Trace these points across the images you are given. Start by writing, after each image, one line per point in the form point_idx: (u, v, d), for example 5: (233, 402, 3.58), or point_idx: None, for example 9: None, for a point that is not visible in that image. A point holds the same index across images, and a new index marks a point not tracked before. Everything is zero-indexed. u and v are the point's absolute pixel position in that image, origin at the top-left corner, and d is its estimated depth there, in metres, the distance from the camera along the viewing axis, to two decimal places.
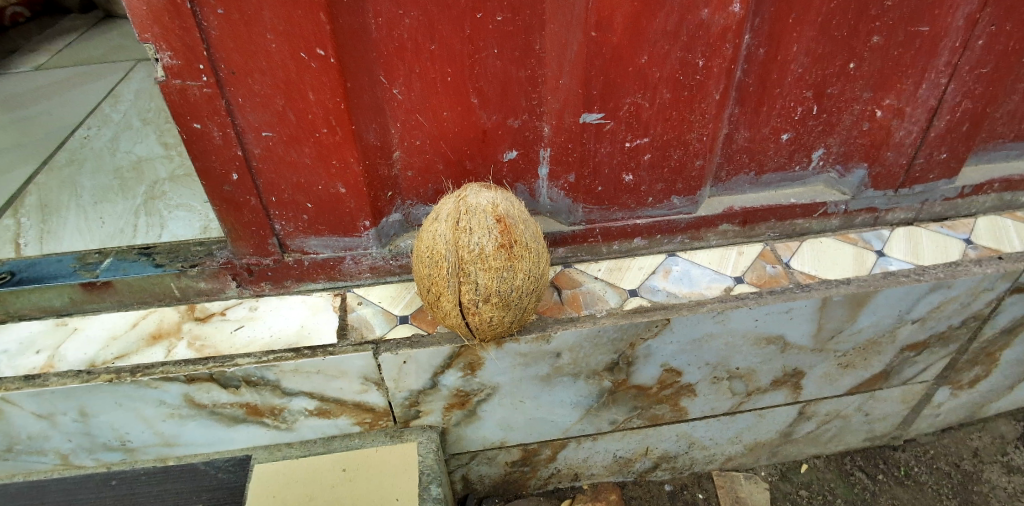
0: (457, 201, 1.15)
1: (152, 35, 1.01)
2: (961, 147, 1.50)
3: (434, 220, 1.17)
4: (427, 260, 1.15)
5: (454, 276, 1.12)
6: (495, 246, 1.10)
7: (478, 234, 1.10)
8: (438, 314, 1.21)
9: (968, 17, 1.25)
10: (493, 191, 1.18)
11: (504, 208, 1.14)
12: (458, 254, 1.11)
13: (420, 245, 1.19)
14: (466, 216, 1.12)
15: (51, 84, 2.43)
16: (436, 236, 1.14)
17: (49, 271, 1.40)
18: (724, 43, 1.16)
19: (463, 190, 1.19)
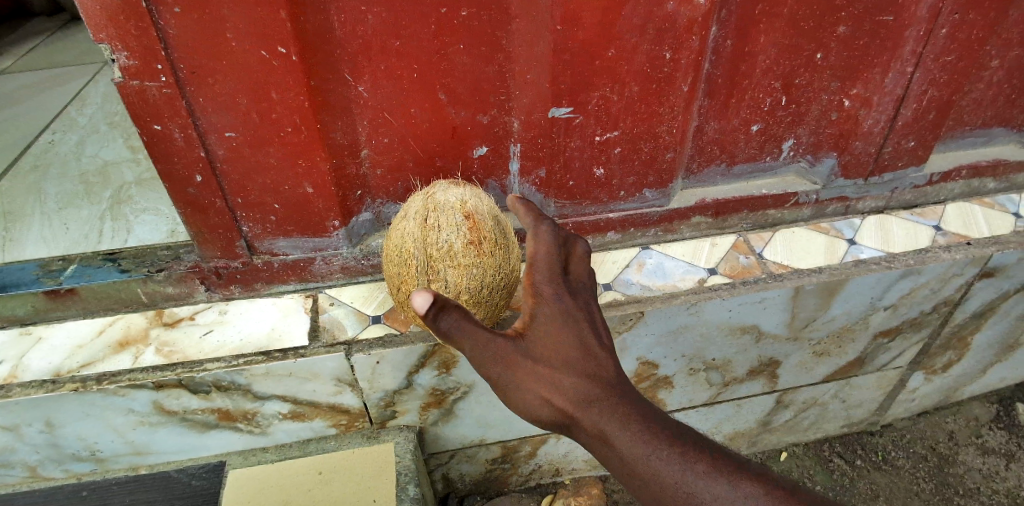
0: (424, 199, 1.15)
1: (107, 35, 0.98)
2: (928, 135, 1.52)
3: (401, 219, 1.16)
4: (395, 259, 1.14)
5: (424, 275, 1.10)
6: (464, 243, 1.10)
7: (447, 230, 1.10)
8: (409, 313, 1.19)
9: (931, 8, 1.26)
10: (462, 188, 1.17)
11: (473, 205, 1.14)
12: (427, 251, 1.10)
13: (389, 245, 1.17)
14: (434, 213, 1.12)
15: (14, 88, 2.37)
16: (404, 234, 1.13)
17: (11, 279, 1.36)
18: (691, 36, 1.16)
19: (431, 187, 1.18)
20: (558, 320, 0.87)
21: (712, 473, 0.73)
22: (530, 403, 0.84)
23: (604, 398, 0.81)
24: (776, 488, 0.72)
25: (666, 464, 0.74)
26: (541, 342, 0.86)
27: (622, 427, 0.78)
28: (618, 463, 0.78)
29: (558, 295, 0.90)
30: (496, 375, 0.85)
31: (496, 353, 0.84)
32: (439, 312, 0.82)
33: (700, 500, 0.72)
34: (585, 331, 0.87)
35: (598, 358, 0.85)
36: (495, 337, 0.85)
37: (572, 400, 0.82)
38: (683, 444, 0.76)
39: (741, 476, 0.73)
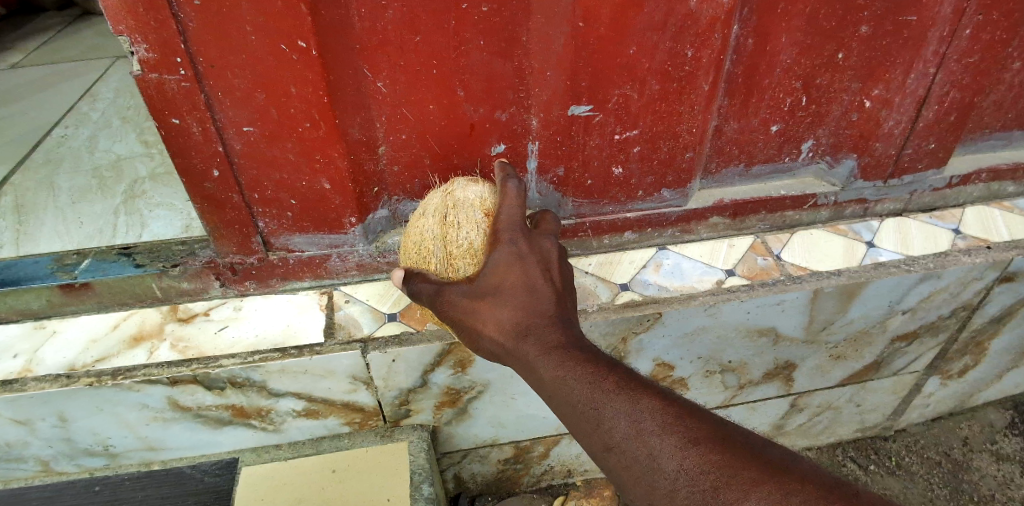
0: (444, 196, 1.16)
1: (126, 28, 0.98)
2: (949, 137, 1.50)
3: (420, 217, 1.16)
4: (414, 258, 1.13)
5: (442, 272, 1.09)
6: (483, 239, 1.09)
7: (466, 227, 1.10)
8: None
9: (955, 7, 1.25)
10: (481, 185, 1.19)
11: (492, 204, 1.15)
12: (447, 249, 1.09)
13: (407, 244, 1.17)
14: (454, 210, 1.13)
15: (26, 83, 2.38)
16: (423, 232, 1.13)
17: (26, 273, 1.36)
18: (713, 33, 1.15)
19: (450, 185, 1.19)
20: (508, 262, 1.02)
21: (617, 392, 0.82)
22: (478, 336, 1.00)
23: (537, 329, 0.95)
24: (674, 406, 0.80)
25: (578, 384, 0.84)
26: (490, 283, 1.01)
27: (544, 354, 0.90)
28: (540, 386, 0.89)
29: (513, 242, 1.04)
30: (451, 317, 1.02)
31: (448, 298, 1.02)
32: (408, 281, 1.06)
33: (603, 416, 0.81)
34: (532, 269, 1.01)
35: (540, 295, 0.99)
36: (447, 286, 1.03)
37: (509, 332, 0.96)
38: (597, 368, 0.86)
39: (643, 394, 0.81)
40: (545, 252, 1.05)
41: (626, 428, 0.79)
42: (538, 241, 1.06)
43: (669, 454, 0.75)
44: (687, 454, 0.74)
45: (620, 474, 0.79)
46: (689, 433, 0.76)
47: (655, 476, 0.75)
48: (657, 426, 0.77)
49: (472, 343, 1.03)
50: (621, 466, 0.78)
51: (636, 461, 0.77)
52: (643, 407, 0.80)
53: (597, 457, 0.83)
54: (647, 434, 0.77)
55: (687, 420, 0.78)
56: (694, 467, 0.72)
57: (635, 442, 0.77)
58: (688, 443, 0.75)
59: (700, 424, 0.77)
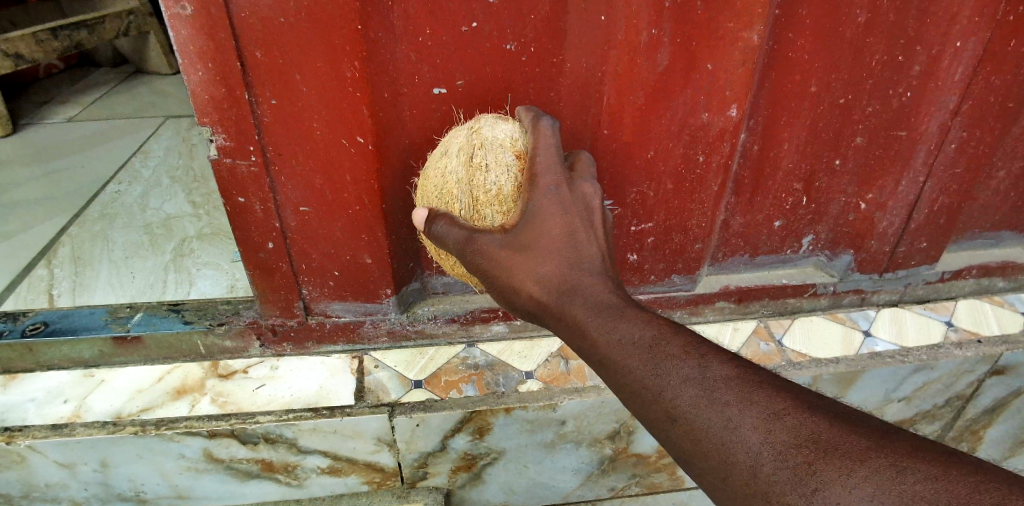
0: (470, 134, 1.07)
1: (210, 119, 1.13)
2: (939, 238, 1.62)
3: (443, 155, 1.08)
4: (433, 200, 1.06)
5: (467, 219, 1.03)
6: (513, 186, 1.03)
7: (495, 170, 1.03)
8: (443, 262, 1.15)
9: (941, 124, 1.37)
10: (510, 123, 1.10)
11: (523, 144, 1.07)
12: (473, 194, 1.03)
13: (426, 183, 1.09)
14: (481, 150, 1.04)
15: (83, 137, 2.58)
16: (446, 172, 1.05)
17: (82, 323, 1.48)
18: (722, 142, 1.29)
19: (476, 121, 1.10)
20: (550, 210, 0.97)
21: (683, 356, 0.77)
22: (515, 293, 0.96)
23: (582, 286, 0.91)
24: (749, 373, 0.74)
25: (636, 347, 0.79)
26: (529, 235, 0.96)
27: (592, 314, 0.86)
28: (588, 351, 0.84)
29: (555, 188, 0.99)
30: (484, 269, 0.96)
31: (482, 249, 0.96)
32: (432, 222, 1.01)
33: (668, 382, 0.75)
34: (575, 220, 0.97)
35: (580, 244, 0.96)
36: (478, 234, 0.97)
37: (550, 289, 0.92)
38: (657, 330, 0.81)
39: (713, 360, 0.76)
40: (585, 198, 1.01)
41: (696, 396, 0.72)
42: (580, 188, 1.02)
43: (751, 426, 0.68)
44: (770, 425, 0.67)
45: (685, 447, 0.72)
46: (771, 402, 0.69)
47: (732, 450, 0.68)
48: (733, 395, 0.71)
49: (505, 299, 0.99)
50: (687, 437, 0.72)
51: (706, 432, 0.70)
52: (715, 374, 0.74)
53: (655, 429, 0.77)
54: (721, 402, 0.71)
55: (766, 388, 0.71)
56: (778, 441, 0.66)
57: (707, 411, 0.71)
58: (773, 413, 0.68)
59: (781, 392, 0.71)
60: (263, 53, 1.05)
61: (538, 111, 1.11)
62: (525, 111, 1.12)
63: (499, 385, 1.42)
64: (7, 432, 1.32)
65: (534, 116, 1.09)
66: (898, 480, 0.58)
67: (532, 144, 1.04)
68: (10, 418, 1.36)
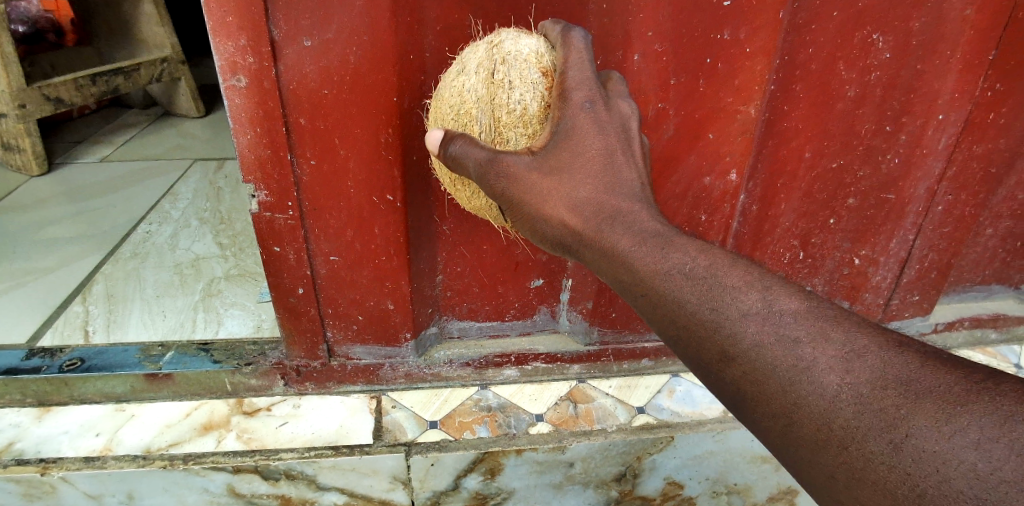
0: (490, 49, 0.99)
1: (254, 178, 1.24)
2: (931, 291, 1.70)
3: (459, 73, 1.00)
4: (449, 121, 0.99)
5: (489, 143, 0.96)
6: (539, 106, 0.96)
7: (520, 88, 0.95)
8: (459, 194, 1.09)
9: (927, 189, 1.48)
10: (534, 37, 1.00)
11: (549, 60, 0.98)
12: (495, 115, 0.96)
13: (439, 104, 1.02)
14: (504, 66, 0.96)
15: (115, 177, 2.72)
16: (463, 91, 0.98)
17: (117, 360, 1.56)
18: (723, 202, 1.40)
19: (496, 35, 1.01)
20: (585, 127, 0.90)
21: (744, 291, 0.75)
22: (545, 220, 0.92)
23: (622, 212, 0.89)
24: (819, 305, 0.72)
25: (694, 283, 0.78)
26: (561, 156, 0.90)
27: (638, 243, 0.84)
28: (635, 286, 0.83)
29: (590, 104, 0.91)
30: (510, 194, 0.91)
31: (508, 171, 0.89)
32: (448, 143, 0.92)
33: (728, 320, 0.73)
34: (613, 141, 0.92)
35: (616, 168, 0.92)
36: (504, 154, 0.90)
37: (586, 217, 0.90)
38: (715, 262, 0.80)
39: (780, 294, 0.73)
40: (622, 118, 0.95)
41: (762, 333, 0.71)
42: (616, 106, 0.96)
43: (826, 367, 0.65)
44: (849, 363, 0.65)
45: (745, 388, 0.71)
46: (848, 338, 0.67)
47: (802, 390, 0.66)
48: (802, 332, 0.69)
49: (532, 229, 0.96)
50: (748, 378, 0.70)
51: (773, 372, 0.68)
52: (783, 307, 0.72)
53: (710, 369, 0.75)
54: (790, 339, 0.69)
55: (840, 323, 0.68)
56: (858, 383, 0.63)
57: (774, 349, 0.69)
58: (850, 350, 0.65)
59: (859, 327, 0.68)
60: (307, 119, 1.17)
61: (566, 24, 1.01)
62: (553, 25, 1.02)
63: (511, 427, 1.49)
64: (42, 463, 1.38)
65: (563, 28, 0.99)
66: (1003, 427, 0.54)
67: (562, 58, 0.95)
68: (44, 450, 1.41)
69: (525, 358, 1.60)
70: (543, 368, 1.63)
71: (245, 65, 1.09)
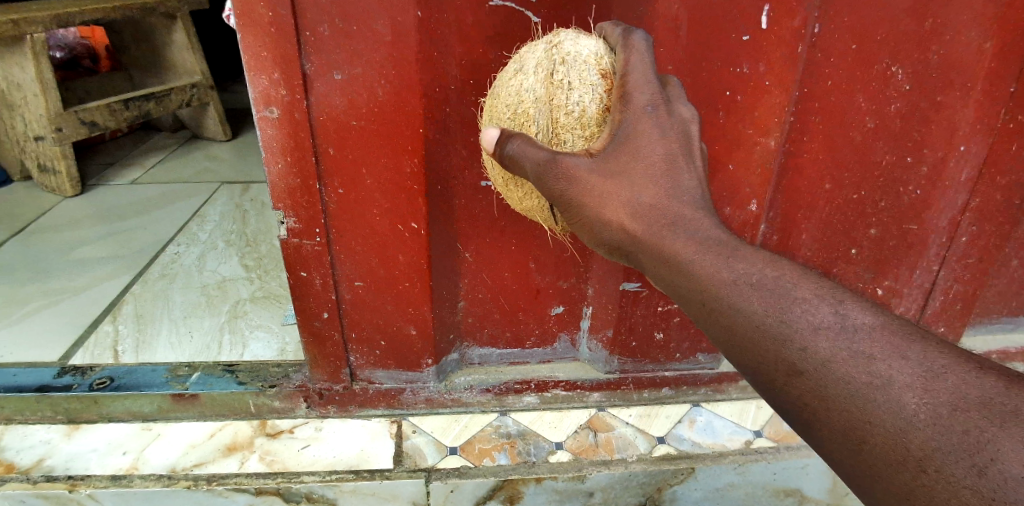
0: (548, 49, 0.99)
1: (284, 206, 1.27)
2: (957, 322, 1.68)
3: (516, 72, 1.00)
4: (506, 121, 0.99)
5: (546, 142, 0.95)
6: (598, 107, 0.95)
7: (579, 89, 0.95)
8: (510, 195, 1.10)
9: (951, 220, 1.47)
10: (593, 39, 1.01)
11: (609, 62, 0.98)
12: (553, 115, 0.95)
13: (495, 104, 1.02)
14: (563, 66, 0.96)
15: (146, 199, 2.80)
16: (521, 91, 0.97)
17: (145, 379, 1.60)
18: (744, 232, 1.41)
19: (554, 36, 1.01)
20: (648, 131, 0.89)
21: (813, 303, 0.74)
22: (602, 224, 0.90)
23: (683, 219, 0.87)
24: (896, 323, 0.70)
25: (760, 292, 0.77)
26: (621, 159, 0.88)
27: (701, 251, 0.83)
28: (696, 295, 0.82)
29: (652, 108, 0.90)
30: (568, 194, 0.88)
31: (567, 172, 0.87)
32: (504, 142, 0.91)
33: (796, 332, 0.73)
34: (675, 146, 0.91)
35: (677, 173, 0.90)
36: (564, 155, 0.87)
37: (646, 222, 0.88)
38: (782, 274, 0.79)
39: (854, 309, 0.72)
40: (684, 122, 0.93)
41: (835, 348, 0.69)
42: (678, 110, 0.94)
43: (902, 384, 0.63)
44: (927, 382, 0.62)
45: (813, 403, 0.70)
46: (926, 357, 0.64)
47: (876, 407, 0.64)
48: (878, 348, 0.67)
49: (588, 232, 0.93)
50: (816, 393, 0.69)
51: (845, 388, 0.67)
52: (857, 323, 0.70)
53: (775, 382, 0.74)
54: (864, 355, 0.67)
55: (918, 341, 0.66)
56: (936, 403, 0.61)
57: (847, 365, 0.68)
58: (929, 369, 0.63)
59: (939, 346, 0.65)
60: (335, 149, 1.21)
61: (626, 26, 1.00)
62: (612, 27, 1.01)
63: (531, 455, 1.49)
64: (70, 481, 1.41)
65: (623, 31, 0.98)
66: None
67: (623, 59, 0.94)
68: (73, 467, 1.44)
69: (545, 385, 1.61)
70: (564, 395, 1.63)
71: (279, 98, 1.14)
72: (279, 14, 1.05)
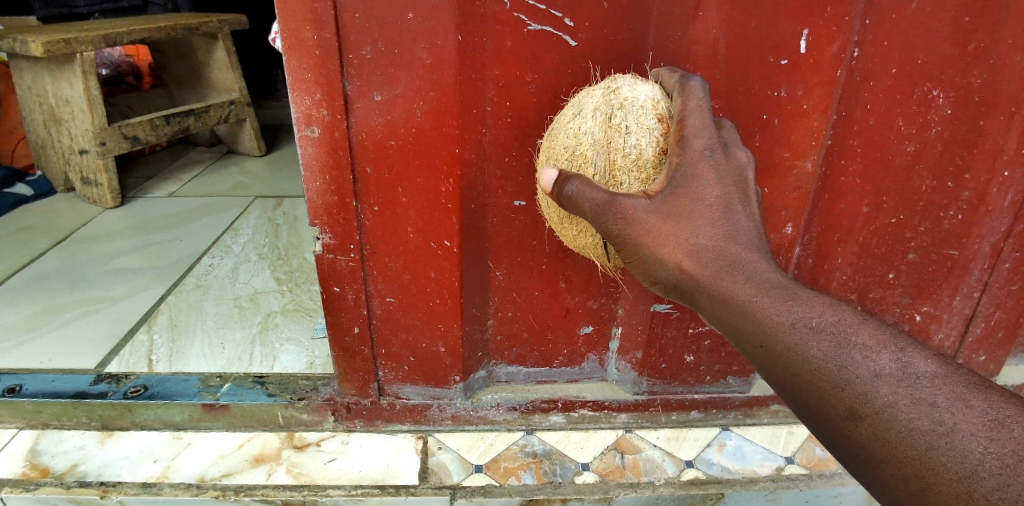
0: (607, 94, 1.04)
1: (320, 221, 1.30)
2: (999, 351, 1.63)
3: (575, 116, 1.06)
4: (564, 162, 1.04)
5: (603, 183, 1.00)
6: (654, 150, 0.99)
7: (637, 133, 0.99)
8: (566, 234, 1.14)
9: (993, 245, 1.43)
10: (649, 85, 1.06)
11: (665, 107, 1.02)
12: (610, 157, 1.00)
13: (553, 145, 1.08)
14: (621, 111, 1.01)
15: (181, 211, 2.88)
16: (579, 133, 1.03)
17: (177, 389, 1.63)
18: (778, 255, 1.40)
19: (612, 82, 1.06)
20: (706, 174, 0.91)
21: (876, 349, 0.74)
22: (658, 263, 0.91)
23: (742, 260, 0.87)
24: (959, 372, 0.70)
25: (820, 336, 0.77)
26: (679, 202, 0.91)
27: (760, 293, 0.83)
28: (754, 336, 0.82)
29: (710, 151, 0.92)
30: (626, 234, 0.91)
31: (626, 213, 0.90)
32: (564, 183, 0.95)
33: (858, 378, 0.73)
34: (733, 189, 0.92)
35: (735, 215, 0.91)
36: (622, 197, 0.91)
37: (704, 263, 0.88)
38: (844, 318, 0.79)
39: (917, 356, 0.72)
40: (741, 166, 0.95)
41: (897, 395, 0.69)
42: (734, 154, 0.96)
43: (967, 432, 0.64)
44: (993, 432, 0.62)
45: (874, 449, 0.70)
46: (991, 407, 0.64)
47: (941, 454, 0.64)
48: (943, 396, 0.67)
49: (644, 271, 0.95)
50: (878, 438, 0.69)
51: (907, 435, 0.67)
52: (919, 370, 0.70)
53: (834, 426, 0.74)
54: (928, 403, 0.67)
55: (981, 391, 0.66)
56: (1004, 453, 0.61)
57: (910, 411, 0.68)
58: (993, 419, 0.63)
59: (1003, 397, 0.65)
60: (372, 168, 1.23)
61: (682, 72, 1.06)
62: (669, 73, 1.08)
63: (557, 475, 1.47)
64: (103, 486, 1.43)
65: (680, 77, 1.04)
66: None
67: (680, 105, 0.98)
68: (106, 473, 1.47)
69: (572, 404, 1.60)
70: (591, 415, 1.62)
71: (319, 117, 1.17)
72: (323, 37, 1.09)
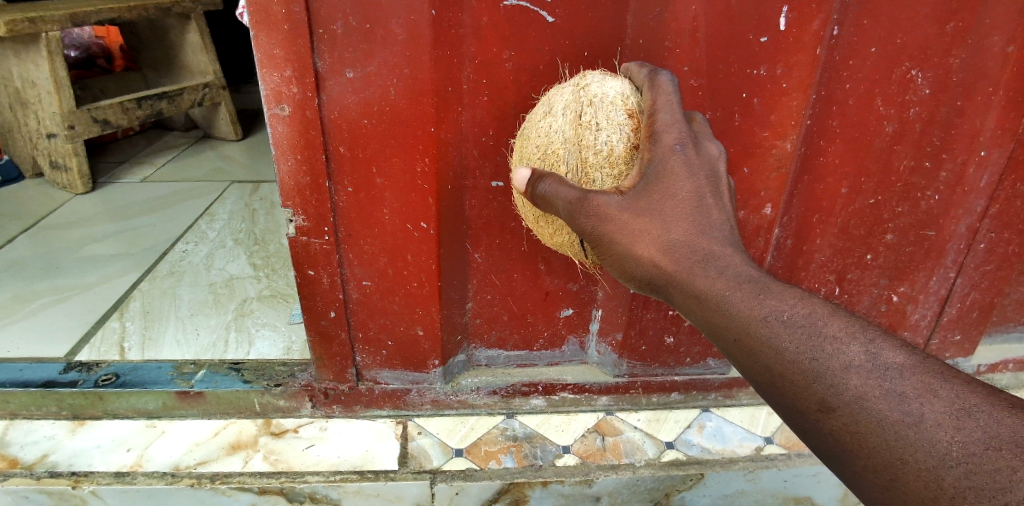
0: (576, 92, 1.02)
1: (293, 204, 1.27)
2: (973, 331, 1.66)
3: (546, 114, 1.03)
4: (536, 161, 1.01)
5: (575, 182, 0.98)
6: (625, 146, 0.97)
7: (607, 130, 0.97)
8: (542, 232, 1.11)
9: (969, 226, 1.44)
10: (619, 80, 1.03)
11: (635, 102, 1.00)
12: (581, 155, 0.97)
13: (525, 144, 1.05)
14: (590, 108, 0.98)
15: (155, 197, 2.80)
16: (551, 132, 1.00)
17: (150, 376, 1.59)
18: (758, 236, 1.40)
19: (581, 80, 1.04)
20: (679, 170, 0.90)
21: (846, 342, 0.75)
22: (634, 261, 0.91)
23: (715, 256, 0.87)
24: (926, 361, 0.71)
25: (792, 330, 0.78)
26: (652, 198, 0.90)
27: (734, 288, 0.84)
28: (729, 332, 0.83)
29: (681, 146, 0.91)
30: (600, 231, 0.90)
31: (598, 210, 0.89)
32: (537, 182, 0.93)
33: (828, 370, 0.73)
34: (704, 184, 0.91)
35: (708, 212, 0.91)
36: (594, 194, 0.89)
37: (679, 260, 0.88)
38: (814, 311, 0.79)
39: (885, 347, 0.73)
40: (712, 161, 0.94)
41: (867, 386, 0.70)
42: (705, 148, 0.95)
43: (935, 422, 0.65)
44: (959, 421, 0.64)
45: (846, 441, 0.70)
46: (957, 397, 0.65)
47: (910, 444, 0.65)
48: (910, 387, 0.68)
49: (620, 268, 0.95)
50: (850, 429, 0.70)
51: (877, 426, 0.68)
52: (888, 361, 0.71)
53: (807, 419, 0.75)
54: (897, 394, 0.68)
55: (947, 380, 0.68)
56: (970, 441, 0.62)
57: (880, 402, 0.68)
58: (960, 409, 0.64)
59: (968, 386, 0.67)
60: (346, 148, 1.20)
61: (652, 67, 1.03)
62: (637, 68, 1.05)
63: (537, 458, 1.47)
64: (74, 476, 1.40)
65: (650, 72, 1.01)
66: None
67: (649, 100, 0.96)
68: (77, 463, 1.43)
69: (553, 388, 1.60)
70: (571, 398, 1.62)
71: (290, 95, 1.13)
72: (292, 11, 1.05)
